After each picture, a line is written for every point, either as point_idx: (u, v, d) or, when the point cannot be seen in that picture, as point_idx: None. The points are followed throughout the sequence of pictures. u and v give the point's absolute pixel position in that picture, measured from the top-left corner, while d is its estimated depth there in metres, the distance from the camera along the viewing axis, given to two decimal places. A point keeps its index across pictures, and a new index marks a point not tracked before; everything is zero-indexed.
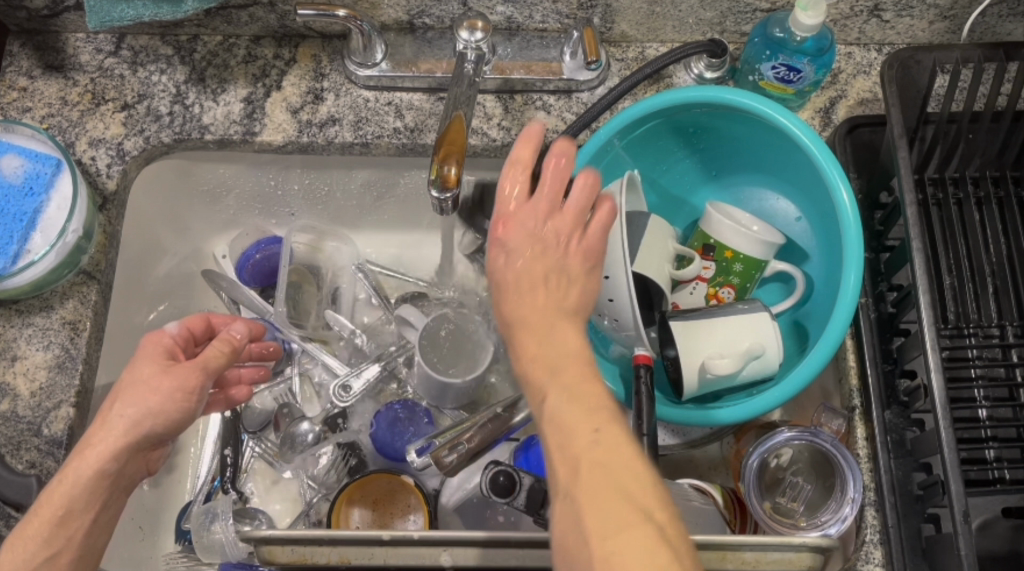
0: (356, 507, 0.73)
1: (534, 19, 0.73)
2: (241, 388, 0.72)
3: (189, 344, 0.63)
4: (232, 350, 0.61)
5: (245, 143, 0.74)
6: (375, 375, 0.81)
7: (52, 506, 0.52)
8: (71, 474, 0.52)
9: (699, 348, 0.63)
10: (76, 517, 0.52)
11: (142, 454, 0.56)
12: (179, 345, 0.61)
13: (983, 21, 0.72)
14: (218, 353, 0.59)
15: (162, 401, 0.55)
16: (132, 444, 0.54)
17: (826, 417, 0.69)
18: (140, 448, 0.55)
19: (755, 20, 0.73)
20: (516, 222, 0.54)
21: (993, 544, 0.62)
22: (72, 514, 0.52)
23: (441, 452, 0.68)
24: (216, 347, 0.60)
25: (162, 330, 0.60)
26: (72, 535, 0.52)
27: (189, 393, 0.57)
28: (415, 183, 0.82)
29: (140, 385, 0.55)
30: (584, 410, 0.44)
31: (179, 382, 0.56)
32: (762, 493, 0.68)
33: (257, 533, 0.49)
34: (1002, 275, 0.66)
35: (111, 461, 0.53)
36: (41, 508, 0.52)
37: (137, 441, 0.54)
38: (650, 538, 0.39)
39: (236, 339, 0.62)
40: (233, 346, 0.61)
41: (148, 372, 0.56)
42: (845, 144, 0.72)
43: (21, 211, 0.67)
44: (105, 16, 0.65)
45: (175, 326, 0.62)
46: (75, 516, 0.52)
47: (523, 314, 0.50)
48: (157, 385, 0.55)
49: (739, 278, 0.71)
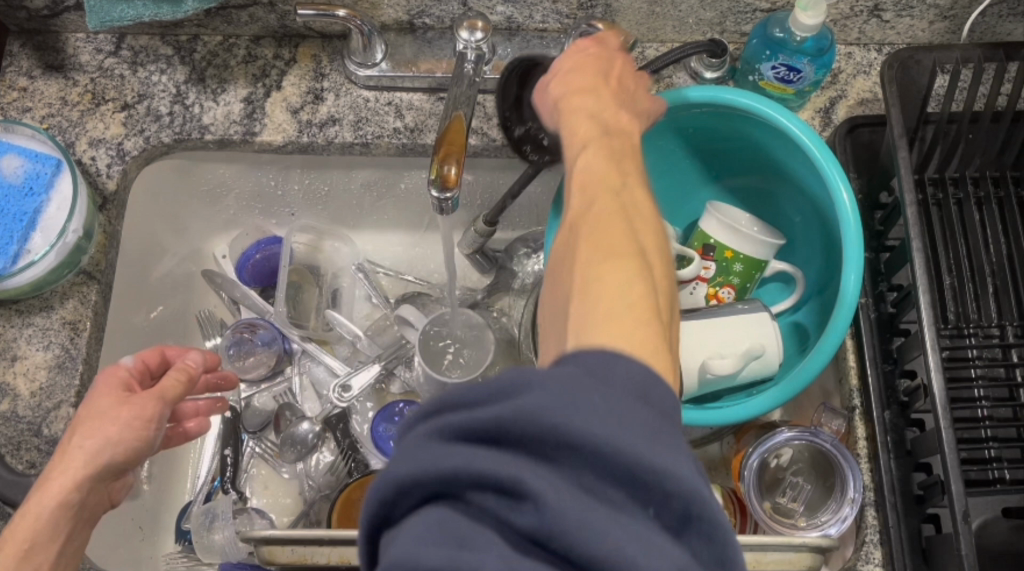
0: (358, 507, 0.72)
1: (534, 19, 0.73)
2: (199, 421, 0.69)
3: (145, 377, 0.63)
4: (189, 377, 0.62)
5: (244, 143, 0.74)
6: (375, 374, 0.81)
7: (14, 541, 0.52)
8: (33, 508, 0.53)
9: (699, 348, 0.63)
10: (40, 549, 0.53)
11: (104, 485, 0.57)
12: (135, 377, 0.61)
13: (984, 22, 0.72)
14: (176, 383, 0.60)
15: (119, 432, 0.55)
16: (93, 474, 0.55)
17: (826, 417, 0.69)
18: (101, 479, 0.56)
19: (755, 20, 0.73)
20: (575, 84, 0.53)
21: (994, 544, 0.62)
22: (36, 547, 0.53)
23: None
24: (173, 375, 0.61)
25: (118, 364, 0.61)
26: (39, 568, 0.53)
27: (147, 421, 0.57)
28: (415, 183, 0.82)
29: (97, 417, 0.56)
30: (619, 203, 0.44)
31: (136, 412, 0.57)
32: (762, 493, 0.69)
33: (257, 533, 0.49)
34: (1002, 275, 0.66)
35: (72, 492, 0.54)
36: (4, 544, 0.53)
37: (97, 472, 0.55)
38: (644, 306, 0.39)
39: (193, 368, 0.63)
40: (189, 374, 0.62)
41: (106, 403, 0.57)
42: (845, 144, 0.72)
43: (21, 211, 0.67)
44: (105, 16, 0.65)
45: (131, 359, 0.62)
46: (37, 550, 0.53)
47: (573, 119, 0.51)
48: (115, 415, 0.56)
49: (739, 279, 0.71)
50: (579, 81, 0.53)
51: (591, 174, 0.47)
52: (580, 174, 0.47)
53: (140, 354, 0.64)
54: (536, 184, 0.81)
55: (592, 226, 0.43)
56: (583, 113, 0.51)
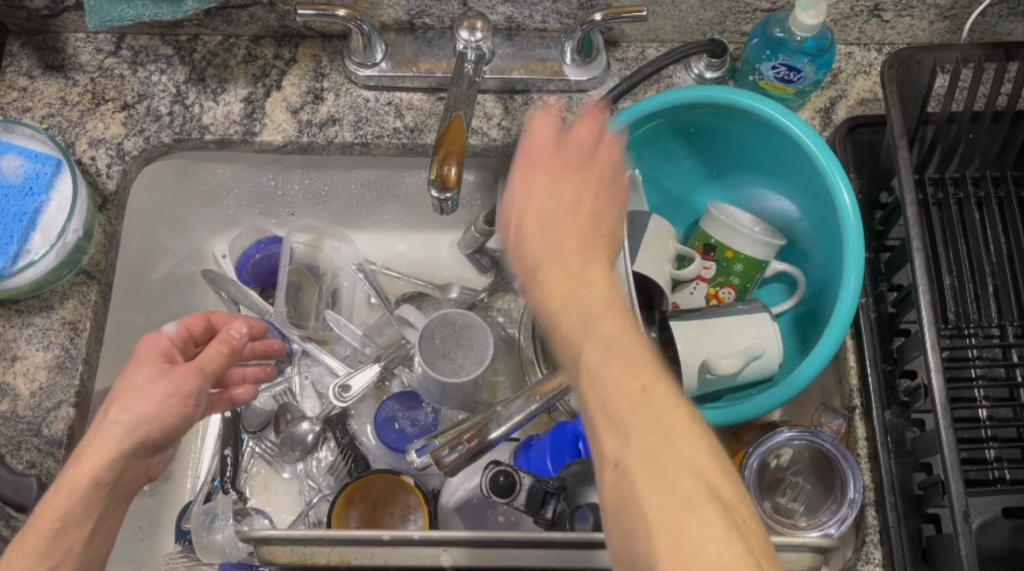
0: (356, 508, 0.73)
1: (534, 19, 0.73)
2: (245, 387, 0.71)
3: (187, 343, 0.64)
4: (230, 348, 0.60)
5: (245, 143, 0.74)
6: (375, 374, 0.80)
7: (47, 519, 0.52)
8: (65, 488, 0.52)
9: (700, 347, 0.63)
10: (73, 528, 0.52)
11: (141, 459, 0.56)
12: (176, 347, 0.61)
13: (984, 22, 0.72)
14: (216, 355, 0.59)
15: (157, 405, 0.55)
16: (129, 449, 0.54)
17: (826, 417, 0.68)
18: (138, 453, 0.55)
19: (755, 20, 0.73)
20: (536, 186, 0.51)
21: (994, 544, 0.62)
22: (67, 527, 0.52)
23: (441, 451, 0.66)
24: (216, 347, 0.59)
25: (161, 331, 0.61)
26: (71, 547, 0.53)
27: (185, 396, 0.56)
28: (415, 183, 0.82)
29: (136, 390, 0.55)
30: (628, 378, 0.43)
31: (175, 386, 0.56)
32: (762, 494, 0.68)
33: (256, 533, 0.48)
34: (1002, 275, 0.66)
35: (108, 470, 0.53)
36: (38, 520, 0.52)
37: (134, 446, 0.54)
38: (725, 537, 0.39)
39: (236, 339, 0.61)
40: (232, 347, 0.60)
41: (147, 374, 0.56)
42: (845, 144, 0.72)
43: (21, 211, 0.67)
44: (105, 15, 0.65)
45: (173, 326, 0.63)
46: (71, 528, 0.52)
47: (532, 233, 0.49)
48: (155, 389, 0.55)
49: (739, 279, 0.71)
50: (543, 185, 0.51)
51: (580, 282, 0.47)
52: (558, 285, 0.47)
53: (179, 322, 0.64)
54: None
55: (604, 350, 0.45)
56: (552, 227, 0.49)
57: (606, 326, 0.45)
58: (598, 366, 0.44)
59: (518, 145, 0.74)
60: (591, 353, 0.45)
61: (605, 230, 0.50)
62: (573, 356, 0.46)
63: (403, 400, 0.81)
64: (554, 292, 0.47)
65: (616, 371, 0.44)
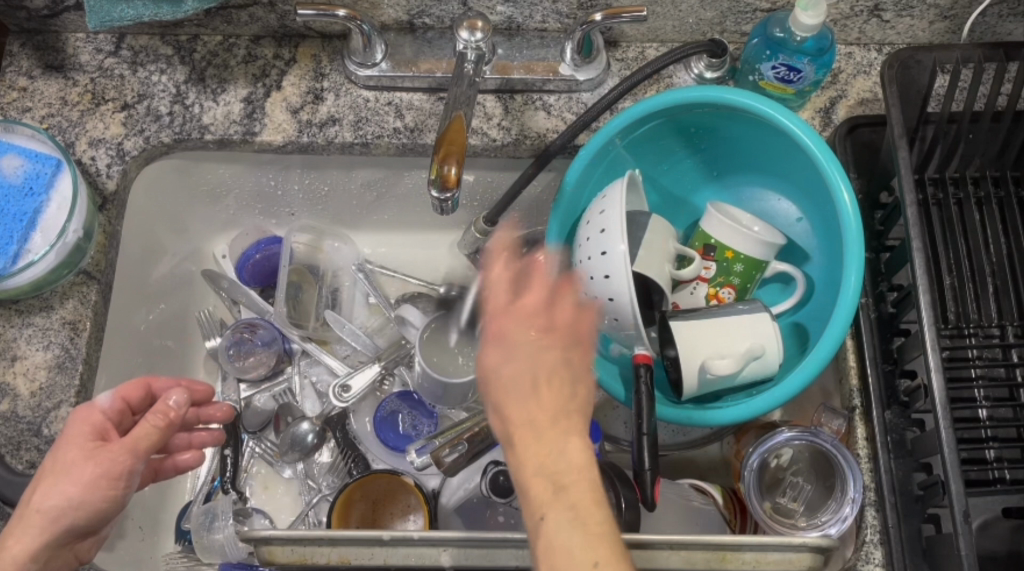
0: (357, 507, 0.73)
1: (534, 19, 0.73)
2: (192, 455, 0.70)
3: (126, 415, 0.63)
4: (167, 422, 0.58)
5: (244, 143, 0.74)
6: (375, 375, 0.81)
7: None
8: None
9: (699, 348, 0.63)
10: None
11: (68, 544, 0.57)
12: (111, 420, 0.60)
13: (984, 21, 0.72)
14: (150, 431, 0.57)
15: (83, 489, 0.55)
16: (52, 538, 0.55)
17: (826, 417, 0.69)
18: (62, 541, 0.56)
19: (755, 20, 0.73)
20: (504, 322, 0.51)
21: (993, 544, 0.62)
22: None
23: (441, 451, 0.69)
24: (149, 422, 0.58)
25: (92, 404, 0.59)
26: None
27: (114, 479, 0.56)
28: (415, 183, 0.82)
29: (62, 473, 0.55)
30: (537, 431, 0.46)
31: (103, 469, 0.56)
32: (762, 494, 0.69)
33: (257, 533, 0.48)
34: (1002, 275, 0.65)
35: (29, 561, 0.54)
36: None
37: (59, 533, 0.55)
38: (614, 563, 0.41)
39: (172, 410, 0.58)
40: (168, 420, 0.58)
41: (74, 456, 0.56)
42: (845, 144, 0.72)
43: (21, 211, 0.67)
44: (105, 16, 0.65)
45: (107, 397, 0.61)
46: None
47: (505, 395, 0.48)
48: (79, 475, 0.55)
49: (739, 278, 0.71)
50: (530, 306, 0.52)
51: (549, 452, 0.45)
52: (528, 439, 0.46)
53: (116, 389, 0.62)
54: (536, 184, 0.81)
55: (565, 505, 0.43)
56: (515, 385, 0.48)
57: (574, 490, 0.44)
58: (541, 509, 0.44)
59: (517, 145, 0.74)
60: (553, 511, 0.43)
61: (580, 389, 0.49)
62: (533, 515, 0.44)
63: (407, 398, 0.82)
64: (531, 458, 0.45)
65: (578, 537, 0.42)
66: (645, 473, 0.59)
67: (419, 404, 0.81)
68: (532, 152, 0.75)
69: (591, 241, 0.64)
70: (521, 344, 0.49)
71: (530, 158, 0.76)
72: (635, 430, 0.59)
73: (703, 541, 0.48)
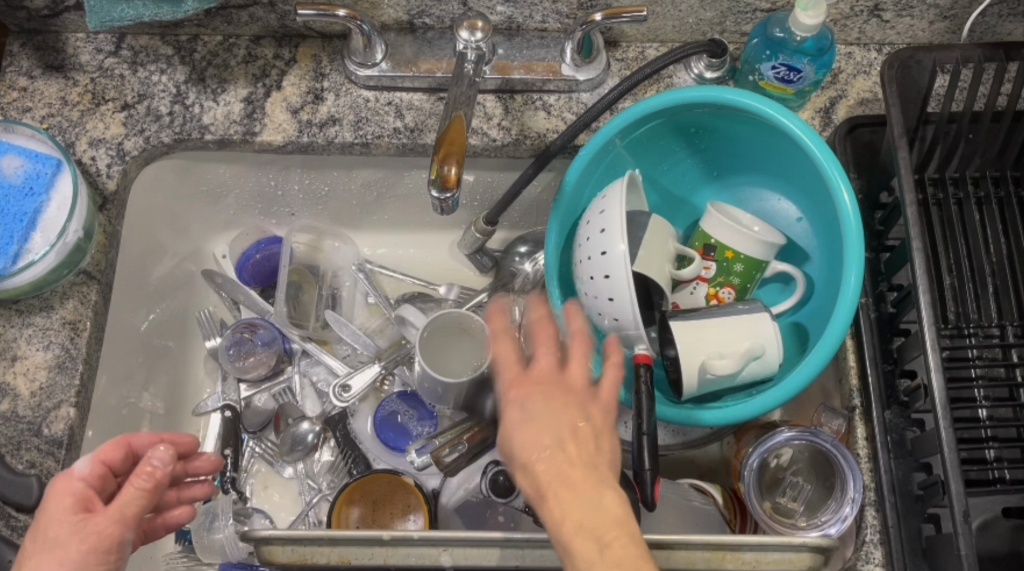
0: (356, 507, 0.73)
1: (534, 19, 0.73)
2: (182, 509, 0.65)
3: (107, 478, 0.59)
4: (152, 485, 0.56)
5: (244, 143, 0.74)
6: (375, 375, 0.81)
7: None
8: None
9: (699, 348, 0.63)
10: None
11: None
12: (92, 486, 0.57)
13: (984, 21, 0.72)
14: (135, 494, 0.55)
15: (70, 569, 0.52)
16: None
17: (826, 417, 0.69)
18: None
19: (755, 20, 0.73)
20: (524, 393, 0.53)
21: (994, 544, 0.62)
22: None
23: (441, 451, 0.69)
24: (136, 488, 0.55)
25: (71, 472, 0.57)
26: None
27: (104, 552, 0.54)
28: (415, 183, 0.82)
29: (48, 553, 0.53)
30: (568, 487, 0.47)
31: (91, 544, 0.53)
32: (763, 493, 0.69)
33: (257, 533, 0.49)
34: (1002, 275, 0.65)
35: None
36: None
37: None
38: None
39: (159, 469, 0.56)
40: (154, 481, 0.56)
41: (59, 532, 0.53)
42: (845, 144, 0.72)
43: (21, 211, 0.67)
44: (105, 16, 0.65)
45: (85, 463, 0.58)
46: None
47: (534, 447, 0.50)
48: (66, 552, 0.53)
49: (739, 278, 0.71)
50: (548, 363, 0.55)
51: (587, 507, 0.46)
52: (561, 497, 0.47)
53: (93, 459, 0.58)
54: (536, 184, 0.81)
55: (610, 561, 0.44)
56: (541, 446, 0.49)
57: (617, 544, 0.45)
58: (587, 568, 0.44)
59: (518, 145, 0.74)
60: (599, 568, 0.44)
61: (603, 446, 0.50)
62: None
63: (407, 398, 0.82)
64: (567, 517, 0.46)
65: None
66: (645, 474, 0.58)
67: (419, 403, 0.81)
68: (532, 152, 0.75)
69: (591, 240, 0.64)
70: (544, 406, 0.52)
71: (530, 158, 0.76)
72: (636, 430, 0.59)
73: (702, 540, 0.48)
